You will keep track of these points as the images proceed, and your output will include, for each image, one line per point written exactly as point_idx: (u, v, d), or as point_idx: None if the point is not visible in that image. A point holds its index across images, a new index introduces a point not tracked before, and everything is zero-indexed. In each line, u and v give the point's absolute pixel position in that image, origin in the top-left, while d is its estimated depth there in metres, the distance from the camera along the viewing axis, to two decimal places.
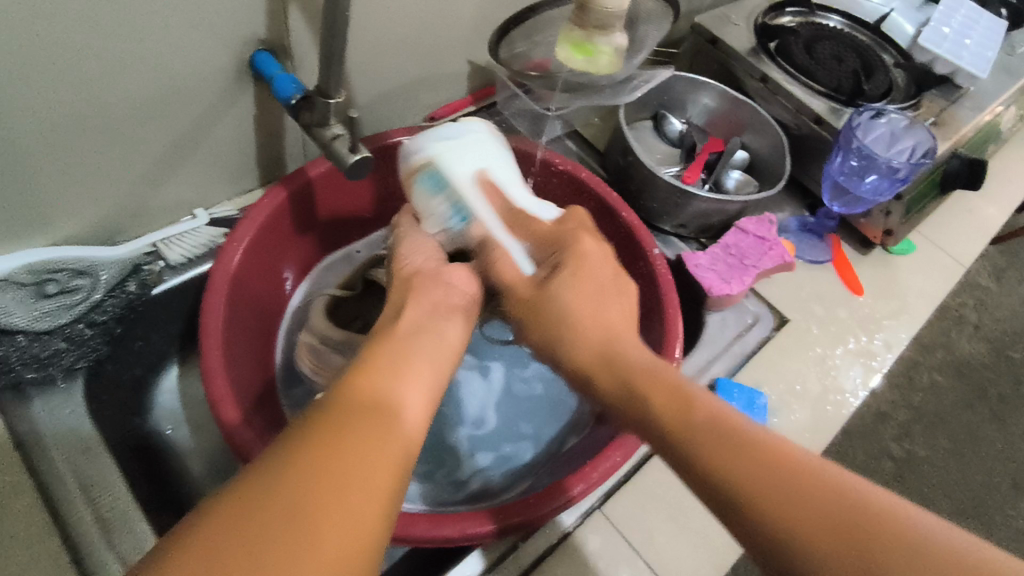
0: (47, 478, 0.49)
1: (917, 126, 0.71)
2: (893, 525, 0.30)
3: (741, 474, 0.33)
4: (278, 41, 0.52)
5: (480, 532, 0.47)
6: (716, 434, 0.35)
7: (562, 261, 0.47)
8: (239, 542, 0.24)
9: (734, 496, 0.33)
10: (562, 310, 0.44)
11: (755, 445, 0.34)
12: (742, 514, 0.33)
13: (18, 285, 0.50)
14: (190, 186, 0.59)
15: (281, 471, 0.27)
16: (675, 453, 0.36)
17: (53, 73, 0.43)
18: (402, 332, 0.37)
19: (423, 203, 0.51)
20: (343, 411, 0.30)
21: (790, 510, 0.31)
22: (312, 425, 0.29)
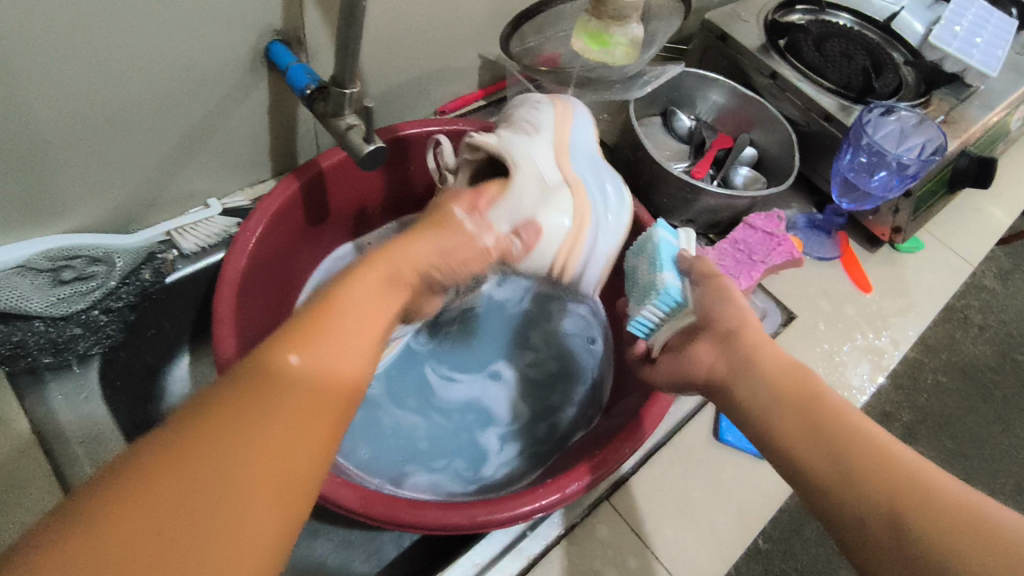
0: (64, 463, 0.51)
1: (928, 124, 0.71)
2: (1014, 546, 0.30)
3: (863, 477, 0.35)
4: (293, 32, 0.52)
5: (489, 520, 0.47)
6: (842, 434, 0.36)
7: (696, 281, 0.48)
8: (169, 522, 0.24)
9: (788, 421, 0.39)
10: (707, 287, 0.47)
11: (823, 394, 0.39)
12: (849, 500, 0.35)
13: (36, 270, 0.52)
14: (203, 176, 0.59)
15: (135, 491, 0.24)
16: (796, 438, 0.38)
17: (72, 62, 0.44)
18: (355, 301, 0.33)
19: (565, 211, 0.50)
20: (277, 386, 0.28)
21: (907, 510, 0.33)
22: (177, 436, 0.26)
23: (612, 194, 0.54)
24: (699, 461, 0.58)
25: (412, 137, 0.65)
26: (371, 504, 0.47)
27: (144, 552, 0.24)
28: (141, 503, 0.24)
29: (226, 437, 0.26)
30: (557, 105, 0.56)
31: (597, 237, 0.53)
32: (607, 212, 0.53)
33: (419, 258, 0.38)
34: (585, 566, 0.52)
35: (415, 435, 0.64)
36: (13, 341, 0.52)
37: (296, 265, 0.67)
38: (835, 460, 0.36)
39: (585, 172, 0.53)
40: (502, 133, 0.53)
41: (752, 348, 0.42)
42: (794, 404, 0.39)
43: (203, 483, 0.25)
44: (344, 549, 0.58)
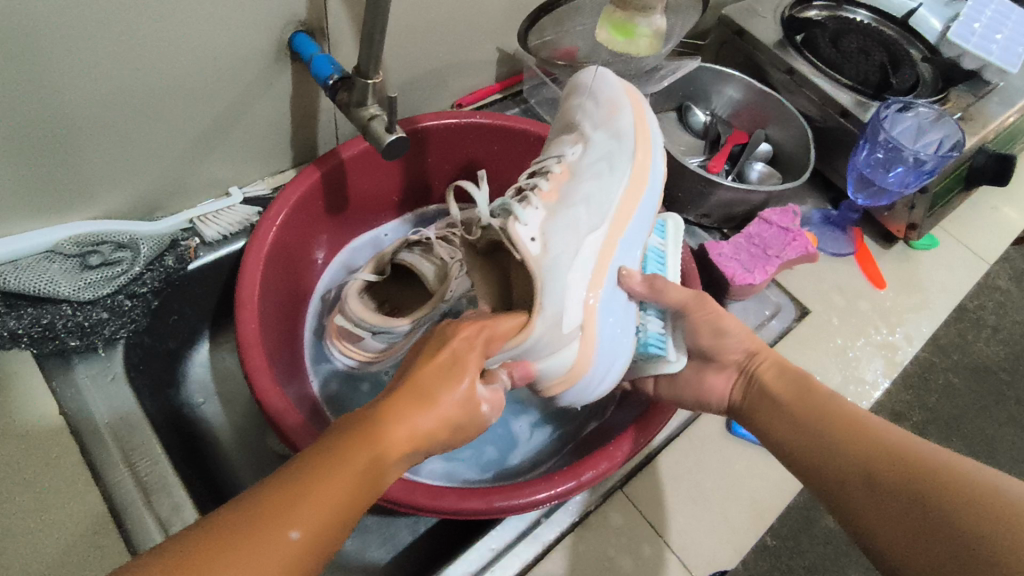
0: (90, 442, 0.51)
1: (945, 120, 0.72)
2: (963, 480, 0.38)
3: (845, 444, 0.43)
4: (317, 23, 0.53)
5: (506, 505, 0.48)
6: (837, 433, 0.44)
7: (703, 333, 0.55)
8: None
9: (805, 421, 0.47)
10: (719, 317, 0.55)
11: (834, 402, 0.47)
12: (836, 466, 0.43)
13: (64, 256, 0.54)
14: (226, 165, 0.60)
15: None
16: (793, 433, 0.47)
17: (104, 49, 0.44)
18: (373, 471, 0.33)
19: (565, 359, 0.49)
20: (262, 523, 0.30)
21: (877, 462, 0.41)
22: (194, 543, 0.29)
23: (622, 338, 0.54)
24: (712, 453, 0.59)
25: (430, 130, 0.65)
26: (390, 486, 0.48)
27: None
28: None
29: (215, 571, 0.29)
30: (624, 195, 0.54)
31: (589, 382, 0.52)
32: (610, 357, 0.53)
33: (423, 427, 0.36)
34: (600, 554, 0.52)
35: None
36: (42, 323, 0.53)
37: (314, 253, 0.67)
38: (821, 437, 0.45)
39: (608, 316, 0.51)
40: (548, 233, 0.51)
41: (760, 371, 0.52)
42: (809, 412, 0.47)
43: None
44: (360, 534, 0.59)
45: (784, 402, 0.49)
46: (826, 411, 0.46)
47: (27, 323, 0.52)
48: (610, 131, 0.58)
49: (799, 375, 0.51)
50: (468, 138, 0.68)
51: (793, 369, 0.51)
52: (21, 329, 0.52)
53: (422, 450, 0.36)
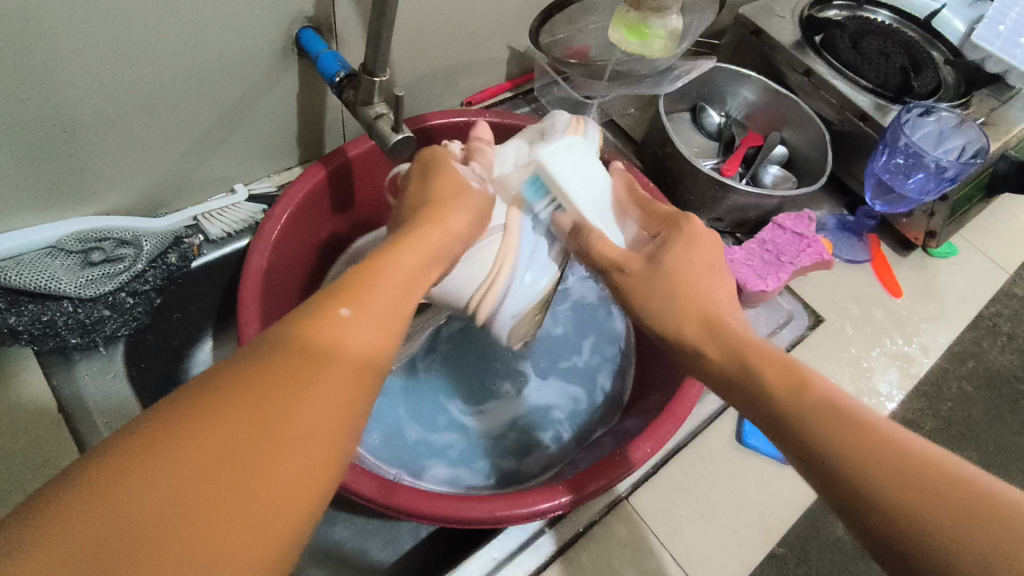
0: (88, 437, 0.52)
1: (969, 125, 0.69)
2: (985, 496, 0.29)
3: (828, 439, 0.32)
4: (325, 19, 0.52)
5: (508, 514, 0.47)
6: (792, 400, 0.34)
7: (675, 242, 0.46)
8: (189, 458, 0.24)
9: (747, 383, 0.37)
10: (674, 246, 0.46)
11: (773, 356, 0.37)
12: (814, 455, 0.32)
13: (67, 253, 0.53)
14: (231, 162, 0.60)
15: (209, 416, 0.25)
16: (760, 410, 0.36)
17: (107, 44, 0.44)
18: (387, 287, 0.34)
19: (487, 258, 0.53)
20: (305, 346, 0.29)
21: (875, 468, 0.30)
22: (233, 375, 0.27)
23: (549, 249, 0.57)
24: (720, 463, 0.58)
25: (439, 128, 0.64)
26: (389, 493, 0.47)
27: (170, 477, 0.23)
28: (227, 438, 0.25)
29: (273, 389, 0.27)
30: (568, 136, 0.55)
31: (510, 291, 0.55)
32: (534, 264, 0.56)
33: (406, 260, 0.38)
34: (604, 564, 0.51)
35: (446, 437, 0.63)
36: (43, 319, 0.53)
37: (319, 251, 0.66)
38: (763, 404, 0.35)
39: (535, 220, 0.55)
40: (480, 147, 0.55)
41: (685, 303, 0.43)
42: (750, 373, 0.37)
43: (219, 427, 0.25)
44: (361, 536, 0.58)
45: (723, 363, 0.39)
46: (768, 367, 0.36)
47: (27, 320, 0.52)
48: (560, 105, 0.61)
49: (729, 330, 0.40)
50: (477, 137, 0.67)
51: (722, 323, 0.41)
52: (21, 325, 0.52)
53: (426, 280, 0.38)
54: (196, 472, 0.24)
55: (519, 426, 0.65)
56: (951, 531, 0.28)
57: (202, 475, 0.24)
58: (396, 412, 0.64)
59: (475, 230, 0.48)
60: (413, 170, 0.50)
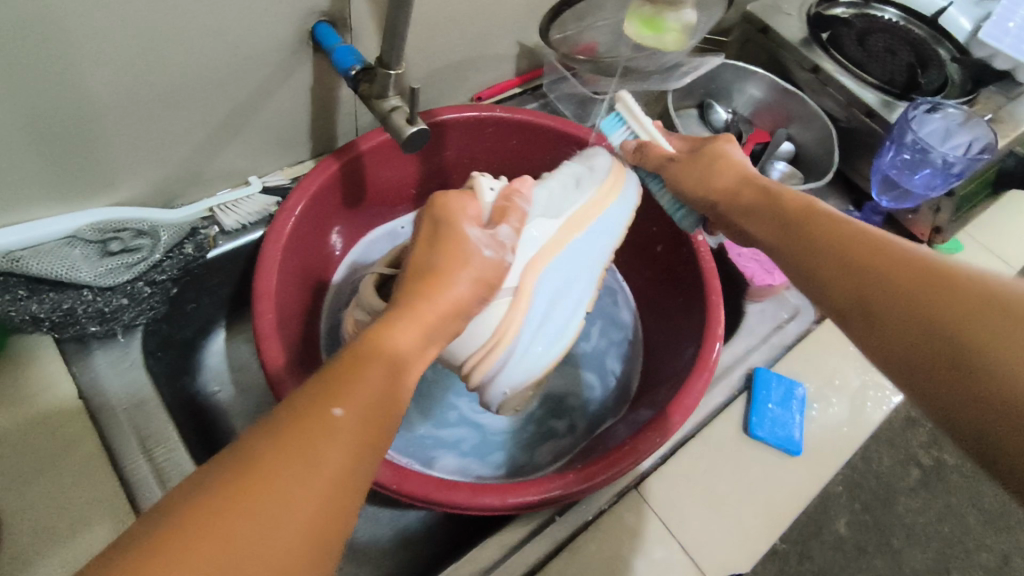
0: (107, 426, 0.52)
1: (975, 121, 0.69)
2: (986, 286, 0.34)
3: (846, 263, 0.40)
4: (340, 13, 0.53)
5: (519, 501, 0.48)
6: (835, 243, 0.41)
7: (701, 158, 0.53)
8: (201, 539, 0.26)
9: (801, 238, 0.44)
10: (703, 164, 0.53)
11: (822, 214, 0.44)
12: (836, 280, 0.40)
13: (85, 242, 0.54)
14: (245, 155, 0.61)
15: (222, 501, 0.27)
16: (793, 253, 0.44)
17: (129, 35, 0.44)
18: (392, 363, 0.35)
19: (491, 322, 0.50)
20: (314, 423, 0.30)
21: (888, 274, 0.37)
22: (247, 453, 0.29)
23: (556, 323, 0.54)
24: (727, 454, 0.58)
25: (450, 123, 0.65)
26: (401, 480, 0.47)
27: (184, 558, 0.26)
28: (238, 518, 0.27)
29: (243, 517, 0.27)
30: (587, 203, 0.56)
31: (510, 362, 0.51)
32: (539, 333, 0.52)
33: (414, 331, 0.38)
34: (612, 552, 0.52)
35: (457, 431, 0.64)
36: (64, 308, 0.53)
37: (330, 243, 0.67)
38: (812, 247, 0.42)
39: (545, 289, 0.52)
40: (517, 202, 0.51)
41: (736, 200, 0.50)
42: (801, 231, 0.44)
43: (233, 506, 0.27)
44: (372, 525, 0.59)
45: (781, 218, 0.46)
46: (818, 224, 0.43)
47: (48, 308, 0.53)
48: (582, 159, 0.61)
49: (781, 195, 0.47)
50: (488, 132, 0.68)
51: (775, 192, 0.48)
52: (42, 313, 0.52)
53: (430, 353, 0.39)
54: (207, 554, 0.26)
55: (532, 419, 0.66)
56: (948, 309, 0.34)
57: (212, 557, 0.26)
58: (406, 407, 0.64)
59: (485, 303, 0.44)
60: (432, 228, 0.46)
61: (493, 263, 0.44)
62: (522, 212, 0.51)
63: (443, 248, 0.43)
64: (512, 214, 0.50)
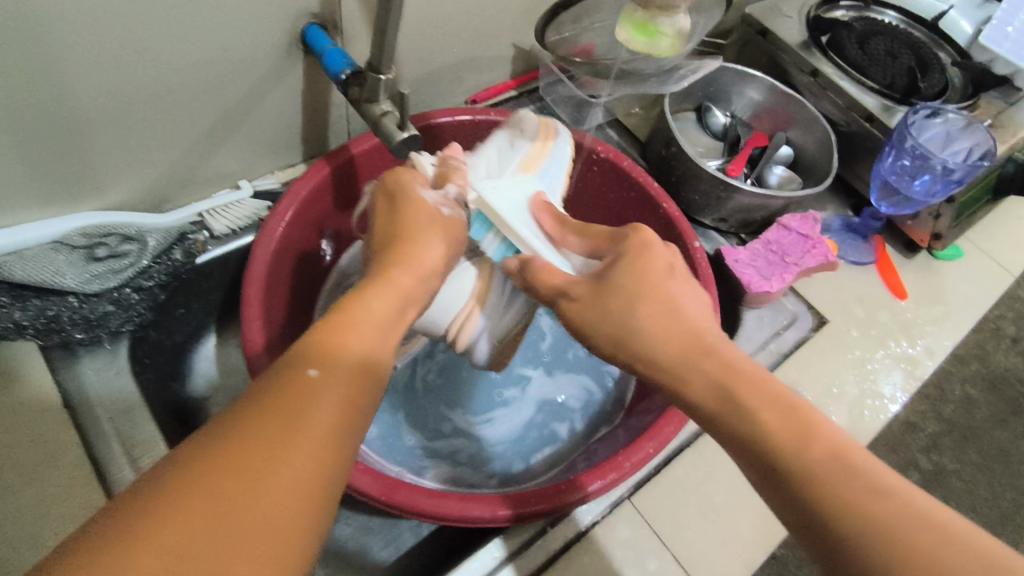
0: (91, 434, 0.51)
1: (976, 127, 0.68)
2: (955, 544, 0.28)
3: (779, 438, 0.32)
4: (330, 16, 0.52)
5: (508, 514, 0.47)
6: (798, 461, 0.31)
7: (626, 255, 0.42)
8: (205, 494, 0.25)
9: (735, 424, 0.34)
10: (633, 266, 0.41)
11: (763, 388, 0.34)
12: (774, 467, 0.32)
13: (71, 247, 0.53)
14: (236, 158, 0.60)
15: (217, 459, 0.27)
16: (713, 414, 0.35)
17: (112, 39, 0.44)
18: (367, 319, 0.36)
19: (465, 285, 0.54)
20: (298, 382, 0.31)
21: (833, 480, 0.30)
22: (235, 419, 0.29)
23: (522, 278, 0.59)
24: (723, 462, 0.57)
25: (443, 126, 0.64)
26: (389, 491, 0.47)
27: (182, 519, 0.25)
28: (234, 478, 0.26)
29: (240, 474, 0.26)
30: (534, 148, 0.57)
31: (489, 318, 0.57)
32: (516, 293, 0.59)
33: (386, 294, 0.39)
34: (606, 564, 0.51)
35: (453, 441, 0.63)
36: (48, 314, 0.53)
37: (321, 247, 0.66)
38: (763, 464, 0.32)
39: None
40: (453, 164, 0.53)
41: (616, 312, 0.40)
42: (733, 421, 0.34)
43: (229, 462, 0.27)
44: (362, 534, 0.58)
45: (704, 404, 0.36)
46: (760, 405, 0.33)
47: (32, 315, 0.52)
48: (512, 124, 0.61)
49: (726, 358, 0.36)
50: (482, 135, 0.67)
51: (706, 342, 0.37)
52: (26, 320, 0.52)
53: (406, 315, 0.40)
54: (210, 507, 0.25)
55: (530, 428, 0.65)
56: (912, 561, 0.28)
57: (215, 510, 0.25)
58: (400, 418, 0.63)
59: (453, 255, 0.48)
60: (386, 199, 0.49)
61: (452, 220, 0.49)
62: (462, 171, 0.53)
63: (404, 216, 0.47)
64: (454, 176, 0.52)
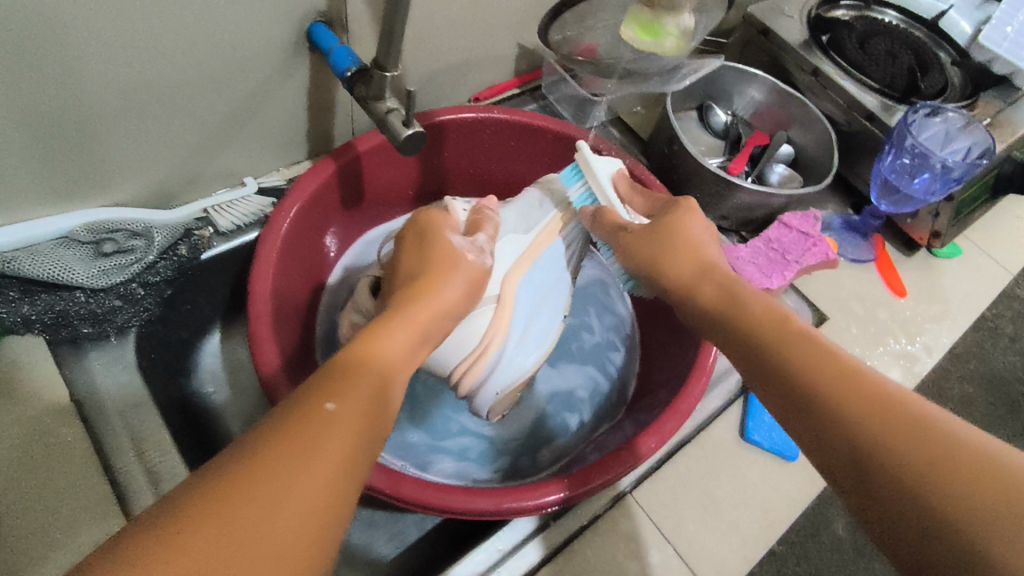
0: (100, 429, 0.52)
1: (975, 127, 0.69)
2: (1014, 482, 0.29)
3: (829, 387, 0.34)
4: (337, 14, 0.52)
5: (513, 507, 0.47)
6: (814, 369, 0.35)
7: (671, 211, 0.51)
8: (209, 523, 0.27)
9: (763, 347, 0.38)
10: (665, 232, 0.49)
11: (787, 322, 0.38)
12: (827, 422, 0.33)
13: (79, 243, 0.54)
14: (242, 156, 0.60)
15: (225, 489, 0.28)
16: (769, 368, 0.37)
17: (121, 36, 0.44)
18: (380, 356, 0.37)
19: (476, 331, 0.54)
20: (311, 414, 0.32)
21: (885, 428, 0.32)
22: (247, 447, 0.30)
23: (538, 330, 0.59)
24: (724, 458, 0.58)
25: (447, 123, 0.65)
26: (396, 485, 0.47)
27: (189, 546, 0.26)
28: (239, 507, 0.27)
29: (244, 504, 0.28)
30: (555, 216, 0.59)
31: (497, 365, 0.56)
32: (524, 339, 0.58)
33: (401, 334, 0.40)
34: (608, 559, 0.52)
35: (462, 440, 0.64)
36: (56, 310, 0.54)
37: (326, 244, 0.67)
38: (784, 377, 0.36)
39: (523, 297, 0.57)
40: (487, 215, 0.57)
41: (659, 254, 0.48)
42: (767, 339, 0.38)
43: (236, 491, 0.28)
44: (367, 529, 0.59)
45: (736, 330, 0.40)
46: (788, 335, 0.37)
47: (40, 310, 0.53)
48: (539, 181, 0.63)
49: (751, 297, 0.41)
50: (485, 133, 0.68)
51: (739, 289, 0.42)
52: (34, 315, 0.53)
53: (416, 355, 0.40)
54: (213, 535, 0.26)
55: (539, 425, 0.65)
56: (969, 491, 0.29)
57: (217, 539, 0.26)
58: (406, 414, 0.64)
59: (473, 299, 0.49)
60: (417, 234, 0.51)
61: (475, 265, 0.50)
62: (493, 223, 0.57)
63: (427, 260, 0.48)
64: (484, 226, 0.56)
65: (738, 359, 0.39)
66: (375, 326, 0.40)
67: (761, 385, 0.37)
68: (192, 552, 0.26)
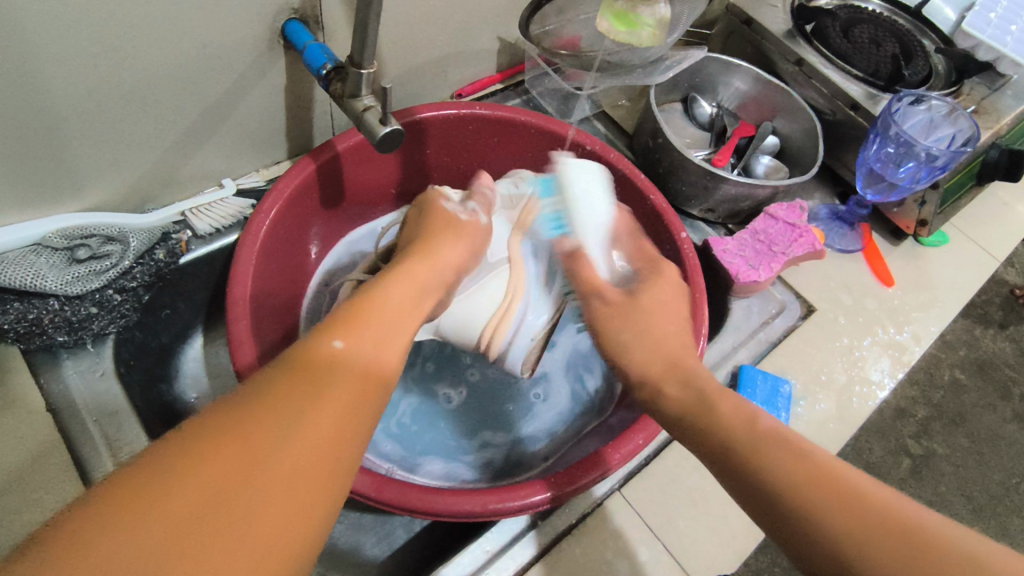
0: (80, 440, 0.51)
1: (960, 114, 0.69)
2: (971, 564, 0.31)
3: (800, 485, 0.34)
4: (310, 11, 0.51)
5: (499, 508, 0.47)
6: (783, 468, 0.35)
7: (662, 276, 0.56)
8: (219, 442, 0.27)
9: (731, 447, 0.38)
10: (661, 309, 0.51)
11: (752, 418, 0.39)
12: (797, 519, 0.34)
13: (52, 249, 0.53)
14: (219, 157, 0.59)
15: (237, 417, 0.28)
16: (738, 470, 0.37)
17: (88, 41, 0.43)
18: (383, 305, 0.38)
19: (484, 301, 0.59)
20: (320, 359, 0.32)
21: (849, 519, 0.33)
22: (259, 386, 0.30)
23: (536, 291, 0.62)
24: None
25: (428, 121, 0.64)
26: (381, 488, 0.47)
27: (200, 458, 0.26)
28: (249, 433, 0.28)
29: (254, 430, 0.28)
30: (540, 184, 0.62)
31: (509, 330, 0.61)
32: (525, 306, 0.61)
33: (399, 292, 0.40)
34: (596, 557, 0.51)
35: (483, 453, 0.63)
36: (30, 318, 0.52)
37: (308, 246, 0.66)
38: (756, 481, 0.36)
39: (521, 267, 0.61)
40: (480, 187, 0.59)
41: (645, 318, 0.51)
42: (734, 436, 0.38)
43: (246, 419, 0.28)
44: (355, 531, 0.58)
45: (704, 423, 0.40)
46: (753, 433, 0.38)
47: (13, 319, 0.51)
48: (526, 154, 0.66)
49: (717, 392, 0.42)
50: (468, 129, 0.67)
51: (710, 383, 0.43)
52: (7, 324, 0.51)
53: (420, 311, 0.40)
54: (223, 453, 0.27)
55: (528, 423, 0.65)
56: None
57: (227, 456, 0.27)
58: (400, 426, 0.63)
59: (468, 266, 0.52)
60: (413, 213, 0.55)
61: (470, 229, 0.53)
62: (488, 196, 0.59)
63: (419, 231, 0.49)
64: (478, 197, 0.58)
65: (705, 458, 0.40)
66: (381, 283, 0.40)
67: (742, 496, 0.37)
68: (203, 465, 0.26)
